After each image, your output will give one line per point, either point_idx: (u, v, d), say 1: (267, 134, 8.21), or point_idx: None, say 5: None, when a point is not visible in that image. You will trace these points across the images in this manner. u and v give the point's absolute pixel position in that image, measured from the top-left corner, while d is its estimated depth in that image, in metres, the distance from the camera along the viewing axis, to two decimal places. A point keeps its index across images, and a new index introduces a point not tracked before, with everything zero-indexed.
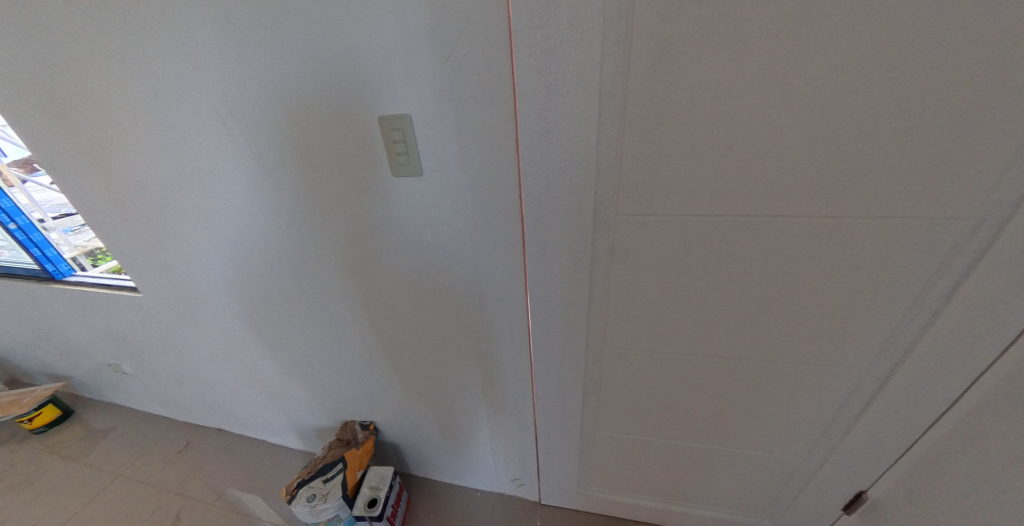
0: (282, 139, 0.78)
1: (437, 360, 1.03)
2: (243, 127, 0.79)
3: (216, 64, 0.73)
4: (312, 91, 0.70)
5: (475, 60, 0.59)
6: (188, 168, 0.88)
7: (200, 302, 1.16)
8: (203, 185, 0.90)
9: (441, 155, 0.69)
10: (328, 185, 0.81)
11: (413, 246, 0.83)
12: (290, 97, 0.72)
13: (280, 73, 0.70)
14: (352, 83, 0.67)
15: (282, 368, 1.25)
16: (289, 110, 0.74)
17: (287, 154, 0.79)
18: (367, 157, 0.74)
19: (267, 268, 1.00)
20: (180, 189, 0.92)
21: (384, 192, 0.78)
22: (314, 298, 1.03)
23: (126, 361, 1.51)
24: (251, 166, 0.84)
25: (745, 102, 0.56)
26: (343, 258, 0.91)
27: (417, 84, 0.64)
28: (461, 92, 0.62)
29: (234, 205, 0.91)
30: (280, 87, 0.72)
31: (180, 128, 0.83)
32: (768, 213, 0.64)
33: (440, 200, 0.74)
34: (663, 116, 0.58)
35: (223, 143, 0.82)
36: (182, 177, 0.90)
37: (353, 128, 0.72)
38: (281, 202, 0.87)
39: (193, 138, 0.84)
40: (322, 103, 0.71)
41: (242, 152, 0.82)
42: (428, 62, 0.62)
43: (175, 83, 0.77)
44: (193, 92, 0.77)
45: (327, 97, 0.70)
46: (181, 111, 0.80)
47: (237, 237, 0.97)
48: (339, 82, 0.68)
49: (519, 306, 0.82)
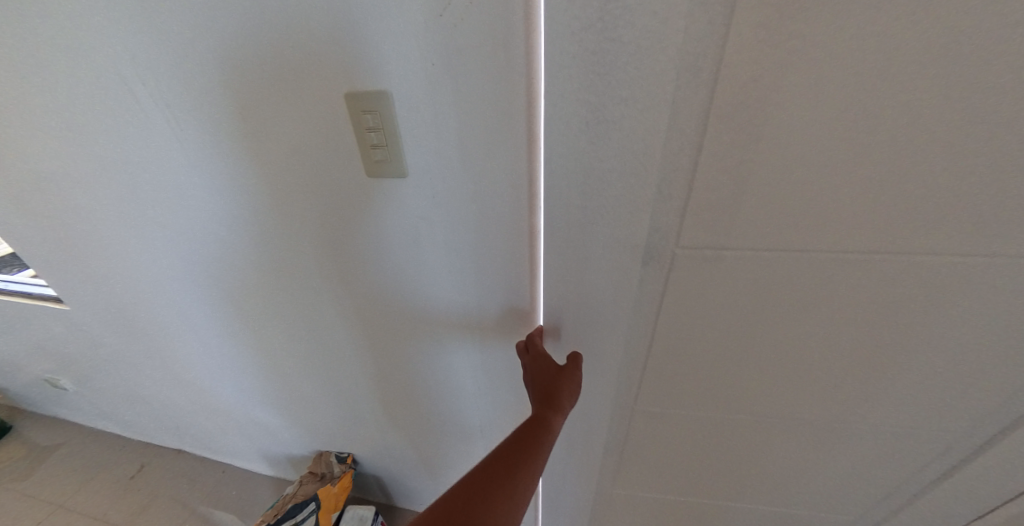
0: (213, 126, 0.58)
1: (427, 393, 0.86)
2: (163, 110, 0.58)
3: (110, 21, 0.52)
4: (248, 58, 0.49)
5: (484, 11, 0.41)
6: (96, 160, 0.67)
7: (140, 317, 0.97)
8: (118, 182, 0.69)
9: (434, 152, 0.50)
10: (280, 189, 0.61)
11: (397, 267, 0.65)
12: (218, 67, 0.51)
13: (201, 33, 0.49)
14: (305, 45, 0.47)
15: (243, 391, 1.07)
16: (219, 84, 0.53)
17: (221, 147, 0.59)
18: (332, 154, 0.55)
19: (213, 283, 0.81)
20: (94, 189, 0.71)
21: (357, 199, 0.58)
22: (278, 321, 0.84)
23: (65, 377, 1.31)
24: (178, 162, 0.63)
25: (901, 89, 0.37)
26: (309, 275, 0.72)
27: (398, 49, 0.44)
28: (465, 58, 0.43)
29: (166, 210, 0.71)
30: (205, 56, 0.51)
31: (77, 109, 0.61)
32: (886, 253, 0.46)
33: (432, 210, 0.56)
34: (764, 110, 0.40)
35: (138, 132, 0.61)
36: (90, 172, 0.69)
37: (311, 114, 0.52)
38: (225, 207, 0.67)
39: (94, 123, 0.62)
40: (263, 78, 0.51)
41: (161, 143, 0.62)
42: (415, 18, 0.42)
43: (59, 48, 0.55)
44: (81, 59, 0.56)
45: (269, 69, 0.50)
46: (71, 84, 0.59)
47: (176, 248, 0.77)
48: (284, 48, 0.48)
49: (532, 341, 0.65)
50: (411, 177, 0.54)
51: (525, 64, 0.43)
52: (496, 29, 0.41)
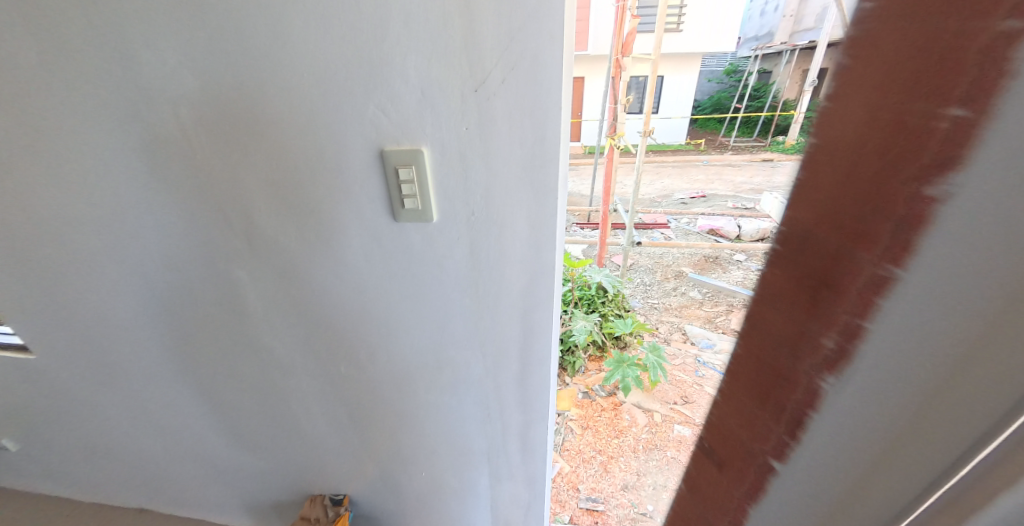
0: (264, 172, 0.69)
1: (432, 419, 0.89)
2: (222, 159, 0.69)
3: (189, 92, 0.64)
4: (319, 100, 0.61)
5: (509, 89, 0.56)
6: (140, 203, 0.76)
7: (124, 362, 0.95)
8: (158, 222, 0.77)
9: (462, 191, 0.63)
10: (317, 223, 0.71)
11: (423, 282, 0.72)
12: (281, 127, 0.64)
13: (272, 102, 0.62)
14: (371, 92, 0.59)
15: (229, 435, 1.04)
16: (287, 121, 0.63)
17: (270, 190, 0.70)
18: (372, 196, 0.66)
19: (223, 317, 0.85)
20: (124, 212, 0.76)
21: (388, 233, 0.69)
22: (287, 343, 0.86)
23: (14, 435, 1.20)
24: (224, 204, 0.73)
25: None
26: (333, 291, 0.78)
27: (439, 115, 0.58)
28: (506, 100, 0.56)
29: (198, 229, 0.77)
30: (271, 119, 0.63)
31: (137, 160, 0.71)
32: None
33: (455, 239, 0.67)
34: None
35: (193, 179, 0.72)
36: (129, 214, 0.77)
37: (356, 165, 0.64)
38: (261, 226, 0.74)
39: (151, 172, 0.72)
40: (319, 135, 0.63)
41: (213, 188, 0.72)
42: (454, 92, 0.57)
43: (137, 103, 0.67)
44: (159, 123, 0.68)
45: (327, 128, 0.62)
46: (140, 140, 0.70)
47: (196, 269, 0.81)
48: (343, 114, 0.61)
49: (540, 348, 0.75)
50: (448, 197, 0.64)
51: (539, 122, 0.57)
52: (518, 102, 0.56)
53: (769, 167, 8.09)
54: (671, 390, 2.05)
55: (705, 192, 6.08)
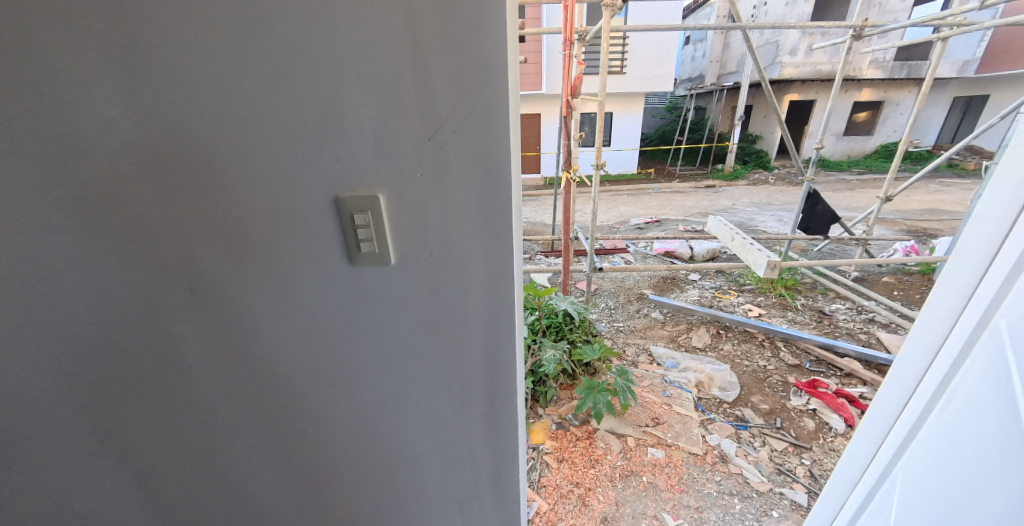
0: (212, 223, 0.67)
1: (399, 462, 0.87)
2: (166, 213, 0.67)
3: (130, 148, 0.63)
4: (272, 151, 0.62)
5: (463, 136, 0.61)
6: (62, 265, 0.70)
7: (26, 447, 0.82)
8: (84, 284, 0.71)
9: (421, 233, 0.66)
10: (266, 273, 0.70)
11: (385, 325, 0.72)
12: (233, 179, 0.64)
13: (225, 157, 0.63)
14: (326, 143, 0.61)
15: (169, 512, 0.93)
16: (239, 173, 0.64)
17: (217, 240, 0.68)
18: (325, 244, 0.67)
19: (166, 376, 0.80)
20: (45, 272, 0.70)
21: (345, 280, 0.69)
22: (238, 397, 0.81)
23: None
24: (166, 260, 0.70)
25: None
26: (288, 338, 0.75)
27: (395, 163, 0.62)
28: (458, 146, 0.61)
29: (133, 284, 0.72)
30: (222, 172, 0.64)
31: (63, 219, 0.68)
32: None
33: (415, 278, 0.69)
34: None
35: (128, 235, 0.69)
36: (46, 276, 0.70)
37: (308, 213, 0.65)
38: (208, 277, 0.71)
39: (81, 233, 0.68)
40: (273, 187, 0.64)
41: (154, 244, 0.69)
42: (411, 141, 0.61)
43: (68, 161, 0.64)
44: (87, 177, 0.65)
45: (283, 180, 0.63)
46: (68, 199, 0.66)
47: (130, 326, 0.75)
48: (296, 166, 0.62)
49: (507, 378, 0.77)
50: (407, 239, 0.66)
51: (491, 165, 0.62)
52: (472, 147, 0.61)
53: (714, 191, 8.71)
54: (642, 412, 2.06)
55: (659, 217, 6.41)
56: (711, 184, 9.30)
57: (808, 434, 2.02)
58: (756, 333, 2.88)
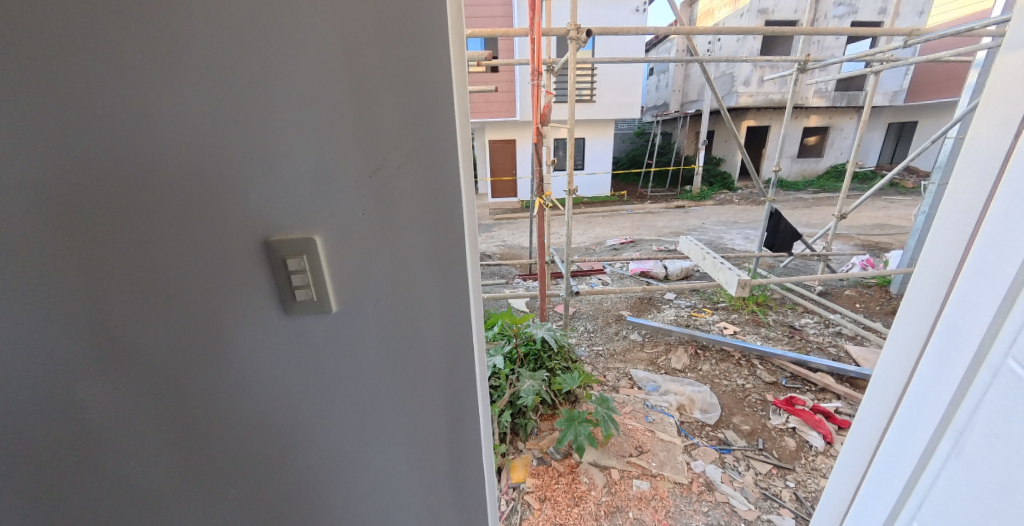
0: (136, 269, 0.64)
1: (361, 496, 0.86)
2: (82, 261, 0.62)
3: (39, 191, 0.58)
4: (202, 185, 0.61)
5: (405, 172, 0.68)
6: None
7: None
8: None
9: (370, 262, 0.71)
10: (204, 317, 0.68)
11: (336, 350, 0.74)
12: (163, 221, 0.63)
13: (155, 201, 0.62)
14: (264, 178, 0.63)
15: None
16: (166, 208, 0.62)
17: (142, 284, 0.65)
18: (270, 279, 0.68)
19: (77, 447, 0.70)
20: None
21: (291, 313, 0.70)
22: (170, 458, 0.73)
23: None
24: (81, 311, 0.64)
25: None
26: (226, 381, 0.71)
27: (340, 200, 0.67)
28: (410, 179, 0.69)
29: (33, 342, 0.63)
30: (152, 215, 0.62)
31: None
32: None
33: (367, 304, 0.73)
34: None
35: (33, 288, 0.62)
36: None
37: (251, 249, 0.66)
38: (128, 323, 0.66)
39: None
40: (211, 226, 0.64)
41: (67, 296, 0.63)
42: (355, 179, 0.67)
43: None
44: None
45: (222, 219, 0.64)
46: None
47: (28, 390, 0.66)
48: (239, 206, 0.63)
49: (463, 386, 0.84)
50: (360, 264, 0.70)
51: (434, 195, 0.70)
52: (415, 181, 0.69)
53: (684, 211, 8.99)
54: (626, 441, 1.99)
55: (633, 238, 6.52)
56: (681, 204, 9.60)
57: (790, 453, 2.01)
58: (732, 351, 2.89)
